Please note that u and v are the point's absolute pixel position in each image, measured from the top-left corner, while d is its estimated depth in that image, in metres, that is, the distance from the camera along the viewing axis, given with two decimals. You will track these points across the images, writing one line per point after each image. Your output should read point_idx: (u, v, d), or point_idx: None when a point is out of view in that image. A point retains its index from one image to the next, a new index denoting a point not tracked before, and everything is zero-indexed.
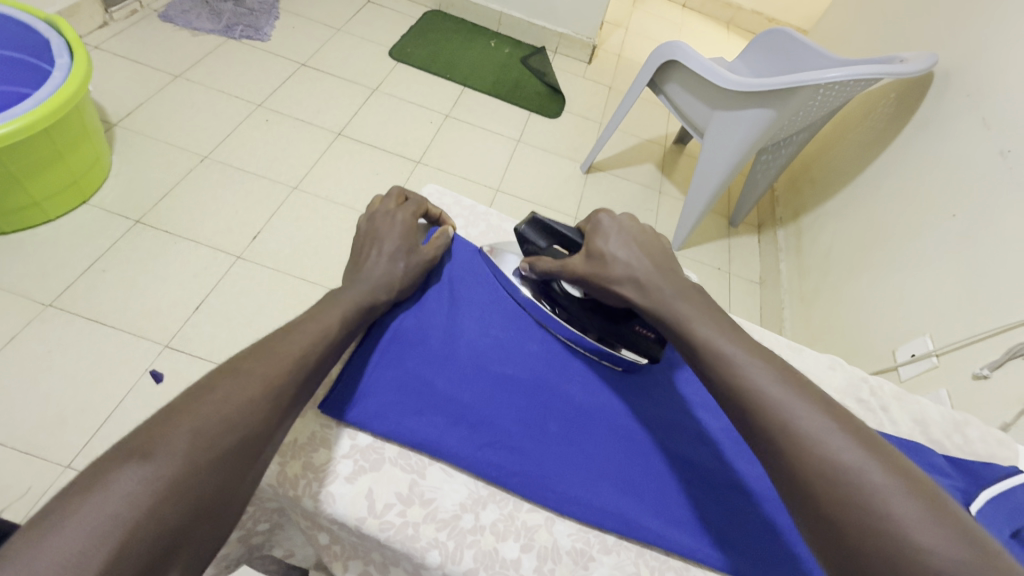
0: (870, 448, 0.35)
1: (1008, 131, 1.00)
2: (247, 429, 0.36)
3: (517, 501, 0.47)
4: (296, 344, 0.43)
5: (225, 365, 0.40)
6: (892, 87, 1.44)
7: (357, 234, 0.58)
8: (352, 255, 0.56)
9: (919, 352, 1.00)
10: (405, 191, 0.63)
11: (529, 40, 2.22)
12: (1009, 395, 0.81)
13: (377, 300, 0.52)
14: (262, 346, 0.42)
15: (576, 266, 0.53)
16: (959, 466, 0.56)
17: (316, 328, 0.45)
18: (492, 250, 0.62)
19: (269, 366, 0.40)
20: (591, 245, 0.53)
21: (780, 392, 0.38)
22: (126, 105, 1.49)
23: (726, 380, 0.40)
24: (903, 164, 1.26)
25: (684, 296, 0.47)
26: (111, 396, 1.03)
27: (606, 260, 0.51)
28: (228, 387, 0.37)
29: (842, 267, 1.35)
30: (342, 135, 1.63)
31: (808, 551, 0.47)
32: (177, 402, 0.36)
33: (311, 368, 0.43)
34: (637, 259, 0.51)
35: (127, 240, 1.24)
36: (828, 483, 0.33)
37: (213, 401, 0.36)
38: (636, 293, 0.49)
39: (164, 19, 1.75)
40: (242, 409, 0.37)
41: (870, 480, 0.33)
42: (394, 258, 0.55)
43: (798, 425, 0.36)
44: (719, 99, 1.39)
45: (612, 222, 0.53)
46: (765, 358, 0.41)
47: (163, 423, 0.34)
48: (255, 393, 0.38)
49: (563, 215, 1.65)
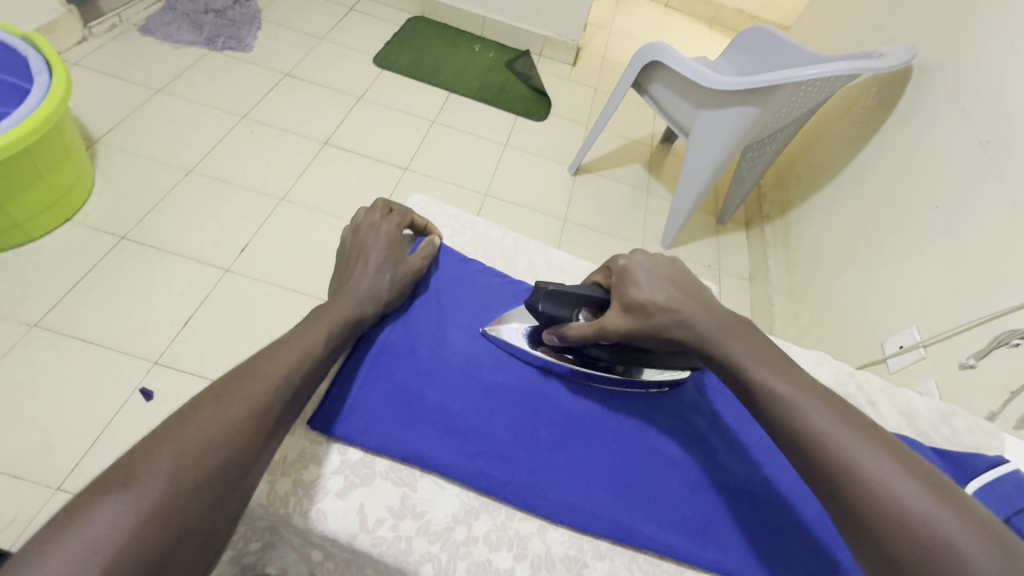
0: (940, 494, 0.35)
1: (986, 122, 1.01)
2: (232, 449, 0.36)
3: (509, 510, 0.47)
4: (282, 363, 0.43)
5: (210, 386, 0.39)
6: (873, 82, 1.46)
7: (342, 247, 0.57)
8: (338, 269, 0.56)
9: (906, 344, 1.02)
10: (390, 202, 0.63)
11: (513, 44, 2.22)
12: (994, 384, 0.83)
13: (363, 311, 0.51)
14: (248, 365, 0.41)
15: (616, 323, 0.49)
16: (946, 458, 0.57)
17: (302, 343, 0.45)
18: (491, 328, 0.56)
19: (257, 386, 0.40)
20: (625, 297, 0.49)
21: (845, 434, 0.38)
22: (107, 121, 1.47)
23: (785, 422, 0.40)
24: (886, 158, 1.28)
25: (734, 329, 0.47)
26: (99, 417, 1.02)
27: (647, 311, 0.48)
28: (214, 410, 0.37)
29: (829, 261, 1.37)
30: (328, 144, 1.62)
31: (792, 546, 0.48)
32: (161, 426, 0.35)
33: (297, 385, 0.43)
34: (677, 299, 0.48)
35: (113, 258, 1.22)
36: (899, 532, 0.34)
37: (197, 424, 0.36)
38: (688, 335, 0.47)
39: (144, 32, 1.74)
40: (227, 431, 0.36)
41: (943, 527, 0.33)
42: (381, 271, 0.54)
43: (865, 472, 0.36)
44: (704, 98, 1.40)
45: (635, 266, 0.51)
46: (822, 397, 0.41)
47: (147, 448, 0.34)
48: (240, 414, 0.38)
49: (552, 218, 1.66)
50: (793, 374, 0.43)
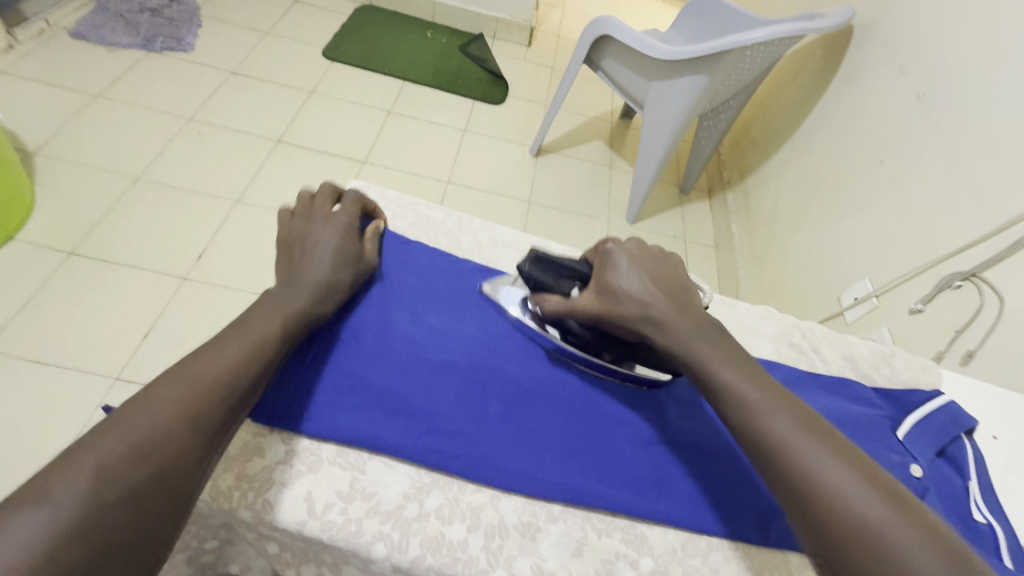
0: (897, 505, 0.35)
1: (923, 75, 1.04)
2: (167, 457, 0.35)
3: (460, 483, 0.48)
4: (225, 362, 0.41)
5: (147, 389, 0.38)
6: (818, 43, 1.48)
7: (286, 232, 0.54)
8: (283, 254, 0.53)
9: (861, 296, 1.05)
10: (338, 189, 0.61)
11: (466, 28, 2.19)
12: (939, 326, 0.86)
13: (322, 305, 0.50)
14: (181, 369, 0.40)
15: (588, 304, 0.50)
16: (886, 396, 0.60)
17: (243, 339, 0.43)
18: (492, 286, 0.60)
19: (192, 394, 0.38)
20: (602, 280, 0.50)
21: (810, 442, 0.39)
22: (44, 131, 1.41)
23: (750, 427, 0.41)
24: (833, 119, 1.31)
25: (706, 335, 0.46)
26: (61, 437, 0.99)
27: (620, 297, 0.48)
28: (140, 424, 0.35)
29: (787, 223, 1.39)
30: (281, 141, 1.58)
31: (738, 492, 0.50)
32: (90, 436, 0.34)
33: (241, 389, 0.41)
34: (651, 293, 0.48)
35: (61, 274, 1.18)
36: (850, 534, 0.34)
37: (127, 433, 0.35)
38: (655, 331, 0.47)
39: (76, 37, 1.65)
40: (162, 439, 0.35)
41: (892, 536, 0.34)
42: (337, 265, 0.53)
43: (824, 478, 0.37)
44: (654, 69, 1.41)
45: (619, 252, 0.51)
46: (787, 404, 0.42)
47: (74, 459, 0.33)
48: (175, 422, 0.36)
49: (517, 200, 1.65)
50: (768, 383, 0.43)
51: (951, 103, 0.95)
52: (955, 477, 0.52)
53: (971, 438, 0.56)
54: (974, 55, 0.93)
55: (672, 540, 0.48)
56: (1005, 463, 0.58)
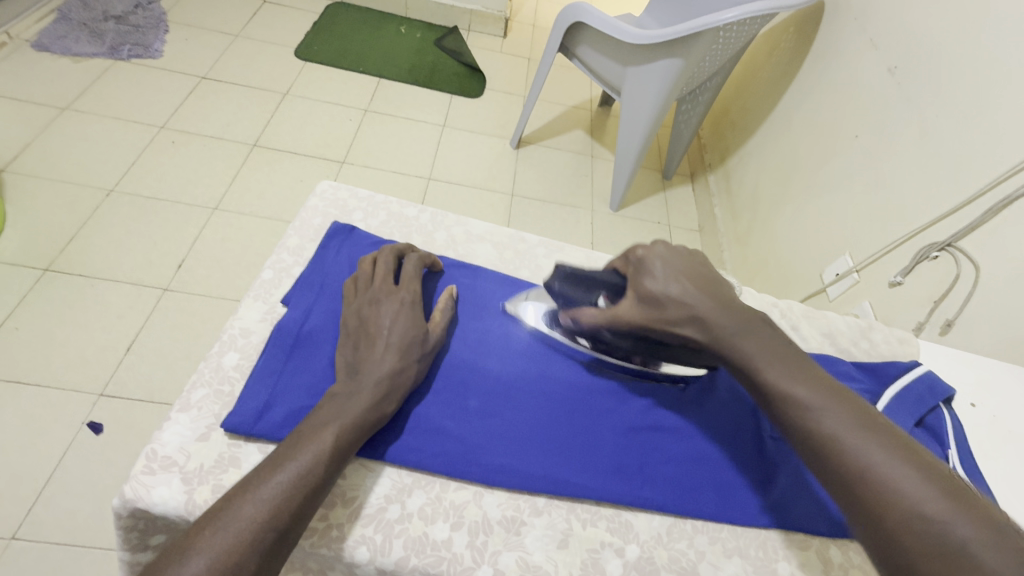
0: (955, 499, 0.35)
1: (894, 48, 1.04)
2: (267, 540, 0.36)
3: (442, 482, 0.48)
4: (329, 434, 0.42)
5: (265, 463, 0.40)
6: (791, 22, 1.48)
7: (350, 325, 0.51)
8: (351, 346, 0.49)
9: (843, 271, 1.06)
10: (403, 259, 0.56)
11: (440, 21, 2.16)
12: (919, 298, 0.87)
13: (391, 397, 0.46)
14: (219, 515, 0.36)
15: (628, 313, 0.48)
16: (865, 369, 0.60)
17: (313, 451, 0.40)
18: (513, 305, 0.59)
19: (223, 542, 0.35)
20: (639, 288, 0.48)
21: (863, 438, 0.39)
22: (11, 147, 1.37)
23: (799, 424, 0.41)
24: (807, 96, 1.31)
25: (749, 330, 0.45)
26: (47, 457, 0.97)
27: (661, 304, 0.46)
28: (211, 551, 0.34)
29: (768, 202, 1.40)
30: (257, 145, 1.56)
31: (715, 475, 0.51)
32: (218, 509, 0.37)
33: (281, 532, 0.37)
34: (692, 294, 0.46)
35: (38, 293, 1.15)
36: (909, 530, 0.34)
37: (245, 515, 0.36)
38: (700, 334, 0.46)
39: (39, 48, 1.61)
40: (265, 521, 0.36)
41: (956, 533, 0.33)
42: (405, 349, 0.48)
43: (879, 475, 0.37)
44: (629, 55, 1.40)
45: (653, 256, 0.48)
46: (836, 399, 0.41)
47: (195, 535, 0.35)
48: (284, 505, 0.37)
49: (499, 193, 1.64)
50: (811, 376, 0.43)
51: (922, 76, 0.95)
52: (935, 446, 0.53)
53: (949, 406, 0.57)
54: (942, 27, 0.93)
55: (657, 525, 0.48)
56: (983, 428, 0.59)
